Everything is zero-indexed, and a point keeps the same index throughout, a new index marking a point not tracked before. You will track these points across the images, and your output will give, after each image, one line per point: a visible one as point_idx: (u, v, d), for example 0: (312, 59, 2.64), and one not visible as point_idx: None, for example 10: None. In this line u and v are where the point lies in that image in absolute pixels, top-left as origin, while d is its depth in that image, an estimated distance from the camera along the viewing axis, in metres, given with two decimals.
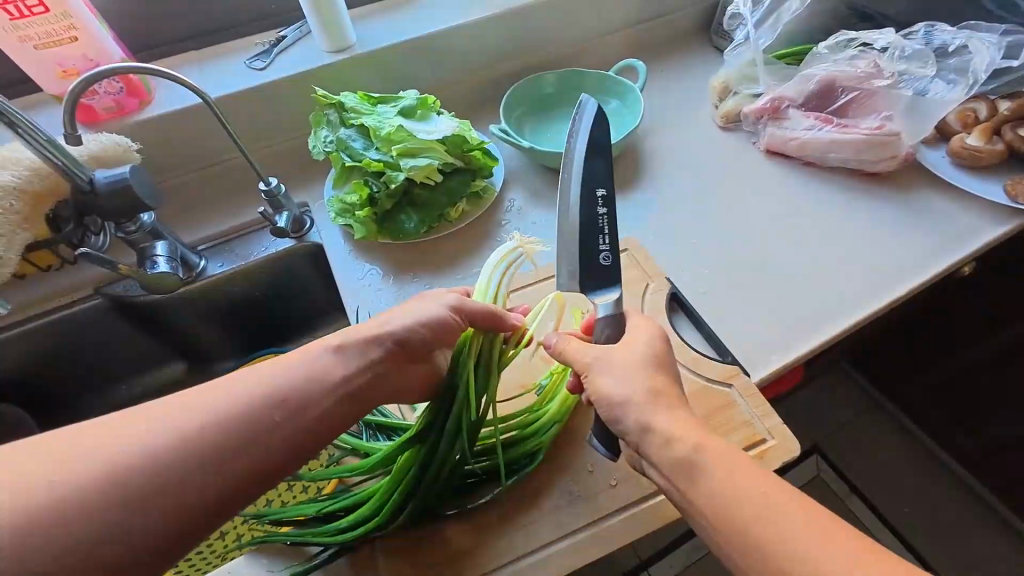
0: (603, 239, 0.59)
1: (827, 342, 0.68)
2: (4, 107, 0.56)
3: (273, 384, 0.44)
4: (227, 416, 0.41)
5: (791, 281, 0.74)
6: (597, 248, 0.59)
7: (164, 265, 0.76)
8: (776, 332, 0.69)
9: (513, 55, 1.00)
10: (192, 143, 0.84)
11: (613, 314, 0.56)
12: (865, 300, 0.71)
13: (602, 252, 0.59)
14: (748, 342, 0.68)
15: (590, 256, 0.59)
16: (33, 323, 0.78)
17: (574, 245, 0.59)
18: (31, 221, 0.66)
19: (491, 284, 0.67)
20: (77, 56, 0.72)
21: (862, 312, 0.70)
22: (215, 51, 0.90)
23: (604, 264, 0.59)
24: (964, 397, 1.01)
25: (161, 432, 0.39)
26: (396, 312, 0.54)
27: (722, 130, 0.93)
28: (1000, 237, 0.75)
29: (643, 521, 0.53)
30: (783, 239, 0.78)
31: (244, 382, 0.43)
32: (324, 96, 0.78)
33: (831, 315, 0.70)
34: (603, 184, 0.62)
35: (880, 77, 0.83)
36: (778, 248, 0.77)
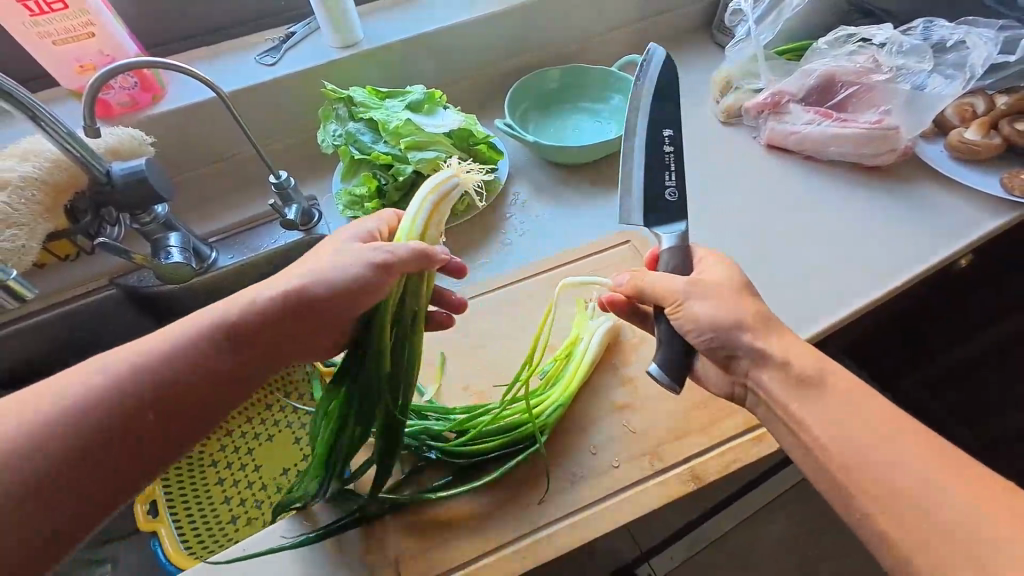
0: (669, 176, 0.62)
1: (847, 318, 0.71)
2: (26, 100, 0.58)
3: (142, 368, 0.42)
4: (88, 413, 0.39)
5: (806, 263, 0.76)
6: (663, 184, 0.62)
7: (178, 256, 0.77)
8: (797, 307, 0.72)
9: (517, 51, 1.01)
10: (204, 138, 0.87)
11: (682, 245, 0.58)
12: (870, 286, 0.73)
13: (669, 188, 0.62)
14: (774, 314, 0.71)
15: (657, 193, 0.61)
16: (49, 313, 0.80)
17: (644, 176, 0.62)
18: (52, 212, 0.68)
19: (418, 217, 0.58)
20: (93, 52, 0.74)
21: (876, 292, 0.72)
22: (225, 47, 0.92)
23: (669, 201, 0.61)
24: (963, 390, 1.02)
25: (18, 435, 0.38)
26: (314, 267, 0.49)
27: (723, 125, 0.94)
28: (997, 229, 0.77)
29: (644, 500, 0.55)
30: (795, 225, 0.81)
31: (104, 369, 0.41)
32: (333, 91, 0.80)
33: (847, 293, 0.73)
34: (671, 125, 0.65)
35: (878, 72, 0.84)
36: (791, 232, 0.80)
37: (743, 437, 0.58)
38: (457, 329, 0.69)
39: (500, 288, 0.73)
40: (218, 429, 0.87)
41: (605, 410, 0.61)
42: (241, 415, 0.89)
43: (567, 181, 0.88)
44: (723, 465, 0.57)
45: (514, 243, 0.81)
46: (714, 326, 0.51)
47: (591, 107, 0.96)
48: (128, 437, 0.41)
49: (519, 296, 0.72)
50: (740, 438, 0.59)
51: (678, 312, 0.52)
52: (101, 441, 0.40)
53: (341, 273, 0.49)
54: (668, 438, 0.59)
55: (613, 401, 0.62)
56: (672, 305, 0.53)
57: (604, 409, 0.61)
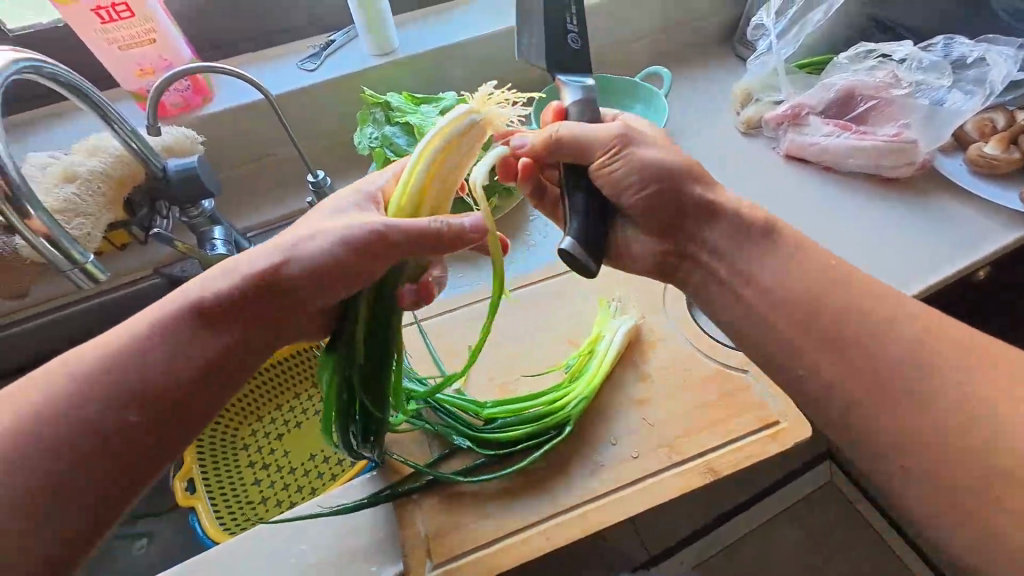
0: (573, 25, 0.67)
1: (924, 290, 0.75)
2: (101, 101, 0.63)
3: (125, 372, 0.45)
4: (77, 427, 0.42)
5: (866, 248, 0.80)
6: (568, 30, 0.66)
7: (221, 247, 0.81)
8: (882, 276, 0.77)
9: (545, 59, 1.05)
10: (248, 139, 0.92)
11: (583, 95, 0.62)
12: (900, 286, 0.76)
13: (569, 36, 0.66)
14: None
15: (558, 40, 0.66)
16: (99, 299, 0.86)
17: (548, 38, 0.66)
18: (113, 205, 0.73)
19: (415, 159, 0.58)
20: (154, 57, 0.79)
21: (936, 274, 0.76)
22: (270, 53, 0.98)
23: (576, 48, 0.66)
24: None
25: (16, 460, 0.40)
26: (298, 240, 0.50)
27: (743, 135, 0.97)
28: (1017, 242, 0.78)
29: (661, 490, 0.58)
30: (842, 216, 0.84)
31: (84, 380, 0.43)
32: (372, 96, 0.84)
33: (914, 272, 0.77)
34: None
35: (897, 87, 0.87)
36: (842, 221, 0.84)
37: (758, 433, 0.61)
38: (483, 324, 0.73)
39: (526, 287, 0.76)
40: (251, 413, 0.92)
41: (623, 402, 0.64)
42: (273, 401, 0.93)
43: None
44: (738, 461, 0.59)
45: (538, 245, 0.84)
46: (661, 167, 0.57)
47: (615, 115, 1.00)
48: (117, 434, 0.44)
49: (542, 294, 0.75)
50: (756, 435, 0.61)
51: (623, 153, 0.56)
52: (98, 439, 0.43)
53: (320, 251, 0.49)
54: (685, 432, 0.61)
55: (632, 396, 0.65)
56: (610, 152, 0.57)
57: (623, 401, 0.64)
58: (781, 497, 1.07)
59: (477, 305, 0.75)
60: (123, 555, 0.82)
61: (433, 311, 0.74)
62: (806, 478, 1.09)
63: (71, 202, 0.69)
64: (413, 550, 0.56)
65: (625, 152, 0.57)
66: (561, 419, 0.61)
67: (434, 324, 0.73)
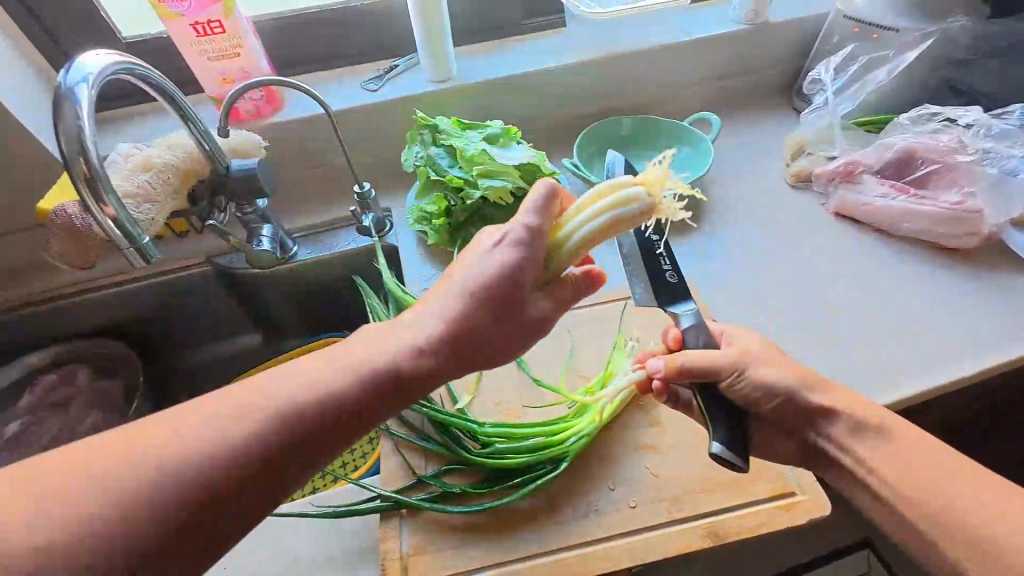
0: None
1: (980, 372, 0.69)
2: (183, 103, 0.70)
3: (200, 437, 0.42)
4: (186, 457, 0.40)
5: (919, 319, 0.75)
6: None
7: (267, 244, 0.88)
8: (934, 352, 0.71)
9: (595, 97, 1.08)
10: (305, 149, 0.99)
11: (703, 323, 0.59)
12: (954, 365, 0.70)
13: (666, 273, 0.63)
14: (926, 354, 0.71)
15: None
16: (156, 279, 0.95)
17: (641, 271, 0.64)
18: (178, 194, 0.79)
19: None
20: (235, 69, 0.88)
21: (997, 357, 0.70)
22: (339, 72, 1.06)
23: None
24: None
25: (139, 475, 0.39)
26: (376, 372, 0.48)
27: (792, 188, 0.94)
28: None
29: (655, 546, 0.55)
30: (895, 281, 0.79)
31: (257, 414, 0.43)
32: (422, 118, 0.89)
33: (971, 353, 0.71)
34: (655, 217, 0.67)
35: (963, 152, 0.81)
36: (894, 288, 0.78)
37: (769, 503, 0.57)
38: None
39: None
40: None
41: (628, 447, 0.62)
42: None
43: None
44: (743, 527, 0.55)
45: None
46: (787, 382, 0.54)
47: (659, 156, 1.00)
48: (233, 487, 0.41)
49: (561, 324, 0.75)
50: (765, 504, 0.57)
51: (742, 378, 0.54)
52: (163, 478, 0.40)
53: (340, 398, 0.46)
54: (689, 489, 0.58)
55: (638, 441, 0.62)
56: (733, 378, 0.55)
57: (628, 446, 0.62)
58: None
59: None
60: None
61: None
62: (854, 557, 1.00)
63: (142, 188, 0.75)
64: (390, 566, 0.55)
65: (749, 375, 0.54)
66: (557, 454, 0.61)
67: None
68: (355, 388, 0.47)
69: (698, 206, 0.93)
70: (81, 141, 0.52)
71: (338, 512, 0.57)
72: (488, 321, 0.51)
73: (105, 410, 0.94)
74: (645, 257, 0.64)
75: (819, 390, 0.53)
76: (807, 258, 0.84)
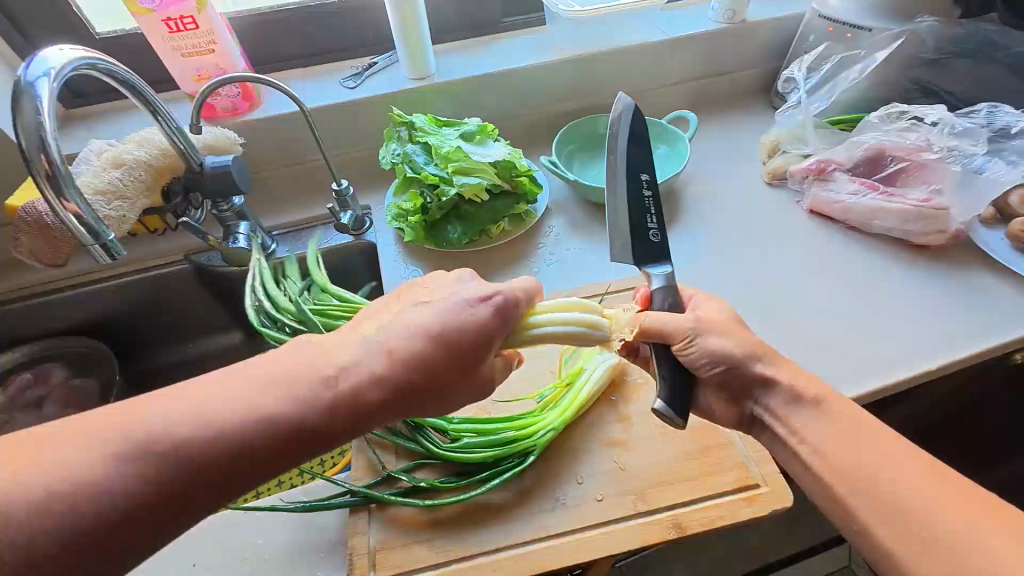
0: None
1: (945, 366, 0.70)
2: (152, 98, 0.70)
3: (215, 408, 0.43)
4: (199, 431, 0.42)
5: (886, 315, 0.76)
6: None
7: (243, 242, 0.88)
8: (900, 346, 0.72)
9: (575, 96, 1.09)
10: (283, 145, 0.99)
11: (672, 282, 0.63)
12: (920, 359, 0.71)
13: (651, 231, 0.66)
14: (893, 348, 0.72)
15: None
16: (133, 276, 0.94)
17: (628, 228, 0.66)
18: (151, 190, 0.80)
19: None
20: (211, 65, 0.88)
21: (962, 351, 0.71)
22: (317, 69, 1.05)
23: None
24: None
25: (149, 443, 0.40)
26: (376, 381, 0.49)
27: (768, 186, 0.95)
28: None
29: (619, 538, 0.55)
30: (864, 278, 0.80)
31: (262, 400, 0.44)
32: (398, 115, 0.89)
33: (936, 347, 0.72)
34: (646, 171, 0.71)
35: (929, 151, 0.83)
36: (862, 284, 0.79)
37: (733, 495, 0.58)
38: None
39: None
40: None
41: (597, 441, 0.63)
42: None
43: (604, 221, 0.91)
44: (708, 520, 0.56)
45: (542, 273, 0.85)
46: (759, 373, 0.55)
47: None
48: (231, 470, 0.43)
49: None
50: (729, 497, 0.58)
51: (690, 346, 0.57)
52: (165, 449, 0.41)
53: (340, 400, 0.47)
54: (655, 482, 0.59)
55: (607, 436, 0.63)
56: (682, 343, 0.57)
57: (597, 440, 0.63)
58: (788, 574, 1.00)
59: None
60: None
61: None
62: (839, 549, 1.03)
63: (113, 185, 0.76)
64: (358, 562, 0.55)
65: (698, 344, 0.57)
66: (526, 448, 0.61)
67: None
68: (318, 388, 0.47)
69: (675, 204, 0.94)
70: (41, 136, 0.51)
71: (307, 508, 0.58)
72: (435, 349, 0.51)
73: (80, 409, 0.94)
74: (634, 209, 0.67)
75: (780, 382, 0.55)
76: (778, 254, 0.85)
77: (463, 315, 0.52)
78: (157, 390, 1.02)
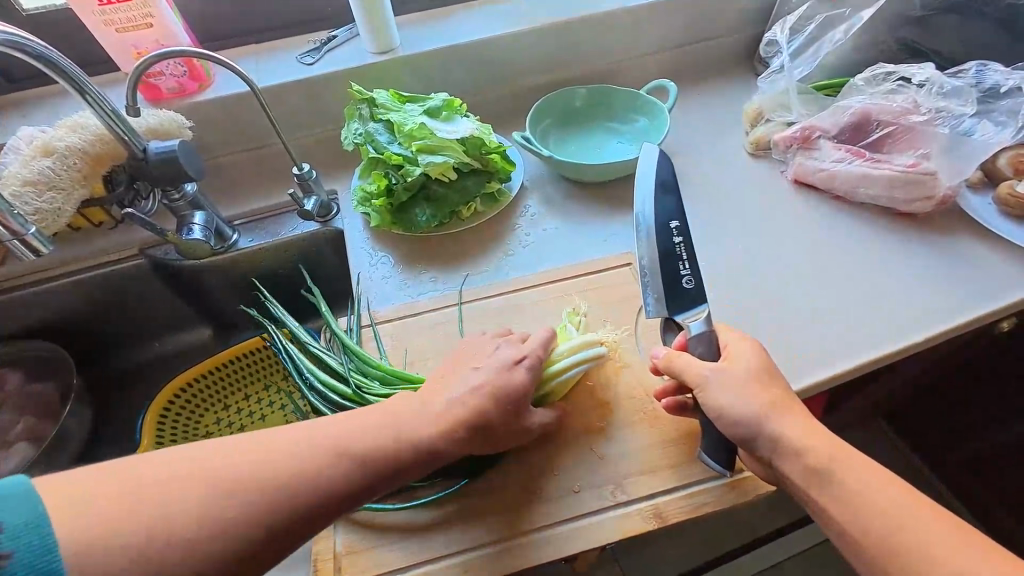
0: None
1: (927, 340, 0.68)
2: (79, 78, 0.64)
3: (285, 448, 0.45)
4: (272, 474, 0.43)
5: (867, 289, 0.73)
6: None
7: (198, 233, 0.83)
8: (882, 321, 0.70)
9: (549, 68, 1.03)
10: (239, 128, 0.92)
11: (708, 331, 0.59)
12: (903, 334, 0.68)
13: (683, 276, 0.63)
14: (874, 321, 0.70)
15: None
16: (83, 274, 0.88)
17: (657, 275, 0.63)
18: (90, 180, 0.75)
19: None
20: (150, 41, 0.81)
21: (945, 323, 0.69)
22: (270, 45, 0.98)
23: None
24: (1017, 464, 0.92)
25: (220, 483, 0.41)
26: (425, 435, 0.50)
27: (750, 157, 0.91)
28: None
29: (601, 531, 0.53)
30: (843, 249, 0.78)
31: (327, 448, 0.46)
32: (357, 92, 0.83)
33: (920, 320, 0.69)
34: (677, 217, 0.66)
35: (916, 113, 0.80)
36: (840, 256, 0.77)
37: (716, 481, 0.56)
38: (443, 334, 0.71)
39: (495, 296, 0.74)
40: (218, 402, 0.91)
41: (575, 430, 0.60)
42: (240, 391, 0.93)
43: (582, 199, 0.87)
44: (689, 508, 0.55)
45: (516, 255, 0.81)
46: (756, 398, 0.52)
47: (615, 127, 0.96)
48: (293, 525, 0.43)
49: (516, 304, 0.73)
50: (712, 483, 0.56)
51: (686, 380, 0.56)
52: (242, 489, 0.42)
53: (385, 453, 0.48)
54: (634, 471, 0.57)
55: (585, 424, 0.60)
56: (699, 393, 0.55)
57: (575, 429, 0.60)
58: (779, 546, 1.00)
59: (443, 312, 0.73)
60: None
61: (391, 315, 0.73)
62: None
63: (44, 176, 0.71)
64: (324, 567, 0.53)
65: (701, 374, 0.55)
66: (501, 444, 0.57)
67: (392, 328, 0.72)
68: (369, 460, 0.47)
69: None
70: None
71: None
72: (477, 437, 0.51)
73: (40, 415, 0.89)
74: (662, 254, 0.64)
75: None
76: (761, 229, 0.81)
77: (512, 400, 0.54)
78: (119, 393, 0.97)
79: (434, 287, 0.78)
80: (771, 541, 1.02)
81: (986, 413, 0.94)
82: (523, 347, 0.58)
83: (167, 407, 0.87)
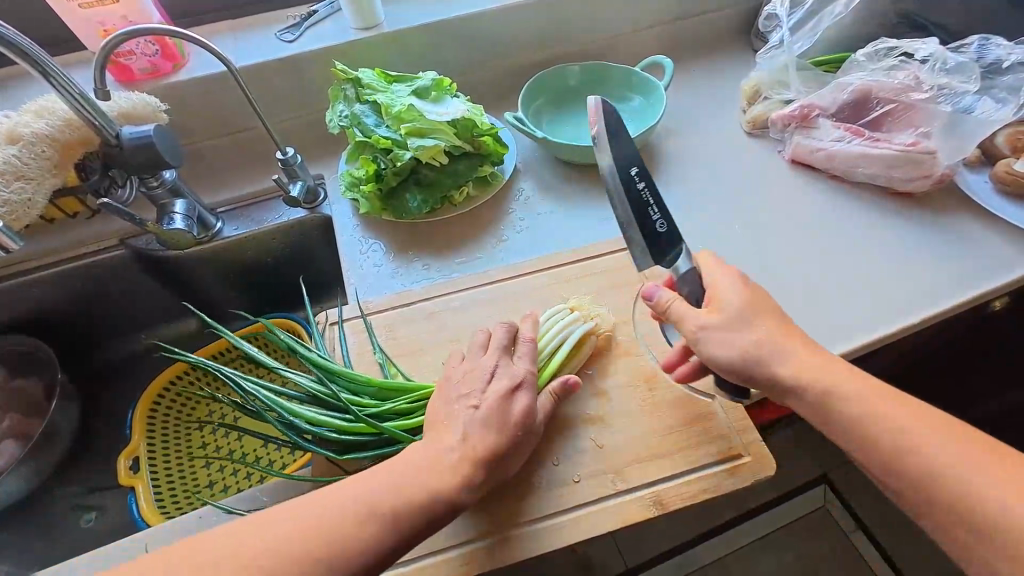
0: None
1: (923, 321, 0.68)
2: (42, 59, 0.60)
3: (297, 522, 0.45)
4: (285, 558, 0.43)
5: (862, 271, 0.73)
6: None
7: (180, 223, 0.78)
8: (876, 303, 0.69)
9: (543, 44, 0.99)
10: (218, 110, 0.88)
11: (694, 271, 0.60)
12: (897, 316, 0.68)
13: (658, 223, 0.61)
14: (868, 303, 0.70)
15: None
16: (58, 267, 0.84)
17: (636, 229, 0.61)
18: (61, 168, 0.71)
19: None
20: (117, 17, 0.76)
21: (939, 304, 0.68)
22: (248, 20, 0.93)
23: None
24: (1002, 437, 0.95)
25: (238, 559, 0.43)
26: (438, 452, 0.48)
27: (748, 136, 0.89)
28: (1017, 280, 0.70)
29: (601, 519, 0.54)
30: (839, 229, 0.77)
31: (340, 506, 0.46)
32: (341, 71, 0.80)
33: (915, 302, 0.69)
34: (636, 163, 0.62)
35: (917, 90, 0.78)
36: (834, 237, 0.76)
37: (715, 467, 0.56)
38: (438, 322, 0.69)
39: (490, 283, 0.72)
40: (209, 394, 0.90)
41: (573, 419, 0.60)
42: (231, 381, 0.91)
43: (577, 181, 0.85)
44: (688, 494, 0.55)
45: (510, 240, 0.79)
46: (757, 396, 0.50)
47: (610, 106, 0.93)
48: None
49: (514, 292, 0.71)
50: (712, 468, 0.56)
51: None
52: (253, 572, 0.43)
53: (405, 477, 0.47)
54: (634, 459, 0.57)
55: (585, 413, 0.60)
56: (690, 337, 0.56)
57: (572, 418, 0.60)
58: (770, 518, 1.04)
59: (435, 301, 0.71)
60: (71, 527, 0.81)
61: (384, 305, 0.71)
62: (818, 491, 1.07)
63: (11, 164, 0.67)
64: None
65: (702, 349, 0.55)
66: None
67: (385, 318, 0.70)
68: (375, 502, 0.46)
69: (651, 158, 0.87)
70: None
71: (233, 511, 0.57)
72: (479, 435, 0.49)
73: (26, 412, 0.86)
74: (636, 206, 0.61)
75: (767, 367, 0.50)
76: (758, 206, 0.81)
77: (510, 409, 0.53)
78: (106, 387, 0.95)
79: (427, 275, 0.76)
80: (763, 512, 1.05)
81: (974, 389, 0.95)
82: (515, 370, 0.57)
83: (156, 403, 0.85)
